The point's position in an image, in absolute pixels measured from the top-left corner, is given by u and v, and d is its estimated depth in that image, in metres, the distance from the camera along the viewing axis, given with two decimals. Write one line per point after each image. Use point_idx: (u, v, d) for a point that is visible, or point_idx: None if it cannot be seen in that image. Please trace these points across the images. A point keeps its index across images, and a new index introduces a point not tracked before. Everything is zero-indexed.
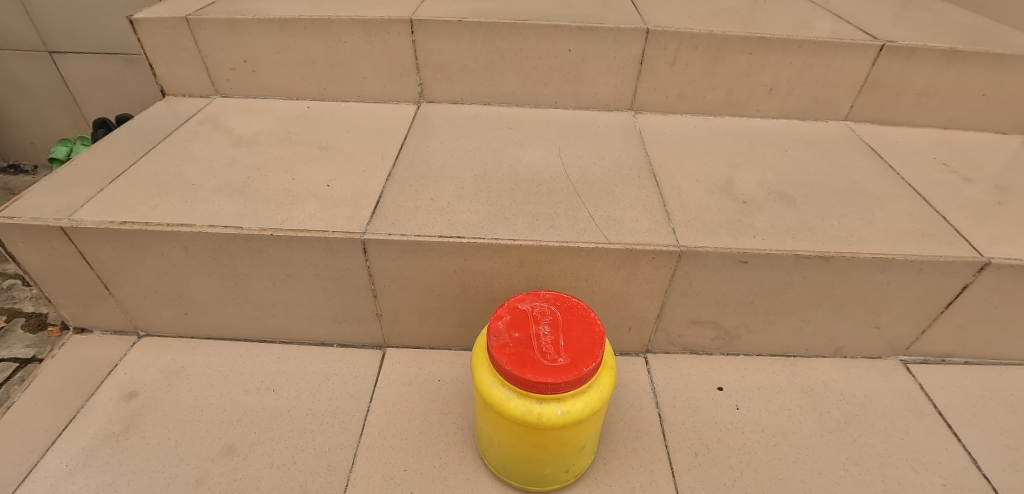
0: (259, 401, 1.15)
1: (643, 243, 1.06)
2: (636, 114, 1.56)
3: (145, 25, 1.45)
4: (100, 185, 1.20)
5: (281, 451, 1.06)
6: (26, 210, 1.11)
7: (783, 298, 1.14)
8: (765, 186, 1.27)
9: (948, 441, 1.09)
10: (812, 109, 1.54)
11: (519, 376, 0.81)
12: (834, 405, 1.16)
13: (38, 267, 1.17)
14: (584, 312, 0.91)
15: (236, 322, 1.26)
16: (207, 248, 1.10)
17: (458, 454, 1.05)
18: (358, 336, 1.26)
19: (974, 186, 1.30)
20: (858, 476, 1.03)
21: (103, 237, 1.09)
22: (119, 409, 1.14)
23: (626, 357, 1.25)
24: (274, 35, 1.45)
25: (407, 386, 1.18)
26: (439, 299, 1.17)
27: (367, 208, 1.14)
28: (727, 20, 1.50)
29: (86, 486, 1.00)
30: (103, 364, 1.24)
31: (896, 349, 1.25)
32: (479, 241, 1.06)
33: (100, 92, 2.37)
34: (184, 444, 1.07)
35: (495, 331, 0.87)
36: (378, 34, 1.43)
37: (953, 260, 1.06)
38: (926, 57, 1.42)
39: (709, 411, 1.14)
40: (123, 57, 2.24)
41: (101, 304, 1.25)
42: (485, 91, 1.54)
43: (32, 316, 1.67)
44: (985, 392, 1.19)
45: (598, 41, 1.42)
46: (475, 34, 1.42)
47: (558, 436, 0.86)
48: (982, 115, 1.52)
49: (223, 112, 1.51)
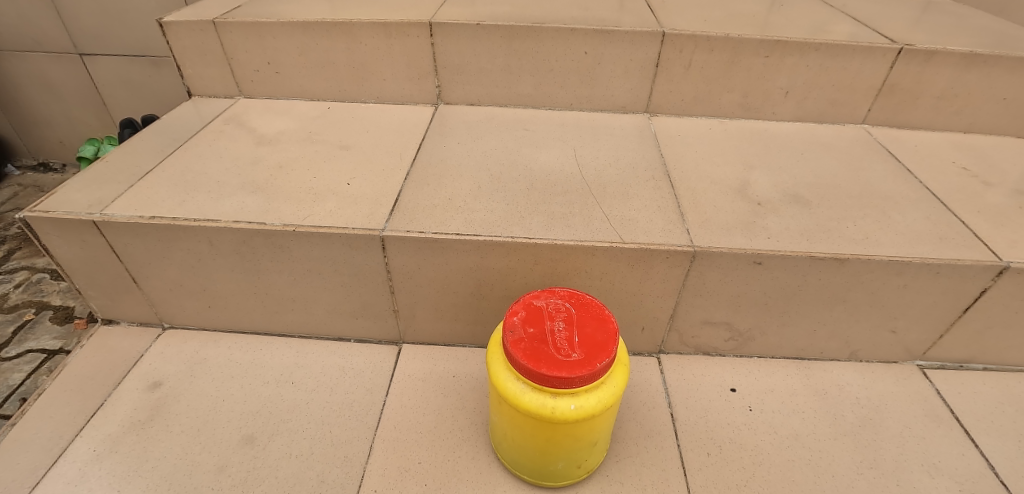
0: (278, 393, 1.18)
1: (658, 243, 1.07)
2: (652, 115, 1.57)
3: (174, 27, 1.50)
4: (129, 182, 1.25)
5: (299, 441, 1.09)
6: (60, 204, 1.16)
7: (798, 300, 1.14)
8: (780, 188, 1.27)
9: (965, 447, 1.08)
10: (828, 113, 1.53)
11: (534, 370, 0.82)
12: (848, 409, 1.15)
13: (69, 259, 1.21)
14: (598, 309, 0.92)
15: (257, 316, 1.29)
16: (231, 242, 1.13)
17: (471, 448, 1.07)
18: (375, 331, 1.28)
19: (994, 190, 1.28)
20: (873, 480, 1.03)
21: (131, 231, 1.14)
22: (143, 398, 1.18)
23: (638, 357, 1.26)
24: (297, 38, 1.49)
25: (422, 381, 1.20)
26: (455, 297, 1.19)
27: (387, 206, 1.16)
28: (744, 23, 1.51)
29: (111, 472, 1.04)
30: (129, 355, 1.28)
31: (913, 354, 1.23)
32: (495, 240, 1.08)
33: (128, 93, 2.45)
34: (205, 433, 1.10)
35: (510, 326, 0.89)
36: (398, 36, 1.46)
37: (971, 264, 1.05)
38: (944, 60, 1.42)
39: (721, 412, 1.14)
40: (150, 60, 2.32)
41: (128, 297, 1.29)
42: (501, 93, 1.56)
43: (59, 309, 1.76)
44: (1003, 399, 1.17)
45: (613, 43, 1.44)
46: (494, 37, 1.44)
47: (570, 431, 0.87)
48: (1003, 119, 1.50)
49: (246, 112, 1.56)
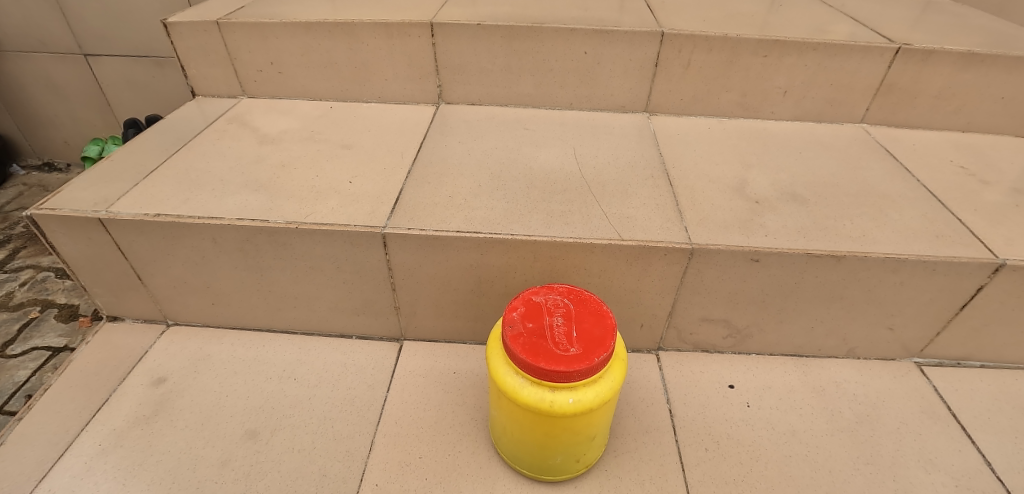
0: (281, 389, 1.19)
1: (656, 241, 1.08)
2: (651, 115, 1.58)
3: (178, 28, 1.51)
4: (134, 180, 1.26)
5: (302, 436, 1.10)
6: (67, 202, 1.18)
7: (795, 297, 1.15)
8: (778, 186, 1.28)
9: (961, 443, 1.09)
10: (827, 112, 1.54)
11: (532, 365, 0.83)
12: (846, 405, 1.16)
13: (75, 257, 1.23)
14: (596, 305, 0.93)
15: (260, 314, 1.31)
16: (235, 240, 1.15)
17: (472, 443, 1.08)
18: (376, 329, 1.30)
19: (991, 189, 1.29)
20: (869, 475, 1.04)
21: (137, 229, 1.15)
22: (148, 393, 1.19)
23: (637, 354, 1.27)
24: (300, 38, 1.50)
25: (423, 377, 1.21)
26: (456, 294, 1.20)
27: (388, 203, 1.18)
28: (742, 23, 1.52)
29: (116, 466, 1.05)
30: (134, 351, 1.30)
31: (910, 351, 1.24)
32: (495, 238, 1.09)
33: (132, 94, 2.47)
34: (209, 428, 1.12)
35: (509, 321, 0.90)
36: (399, 37, 1.47)
37: (967, 261, 1.06)
38: (942, 60, 1.42)
39: (719, 408, 1.15)
40: (154, 60, 2.34)
41: (133, 294, 1.31)
42: (502, 93, 1.58)
43: (64, 307, 1.78)
44: (1000, 396, 1.18)
45: (612, 43, 1.45)
46: (494, 37, 1.46)
47: (569, 425, 0.88)
48: (1001, 118, 1.51)
49: (249, 112, 1.57)
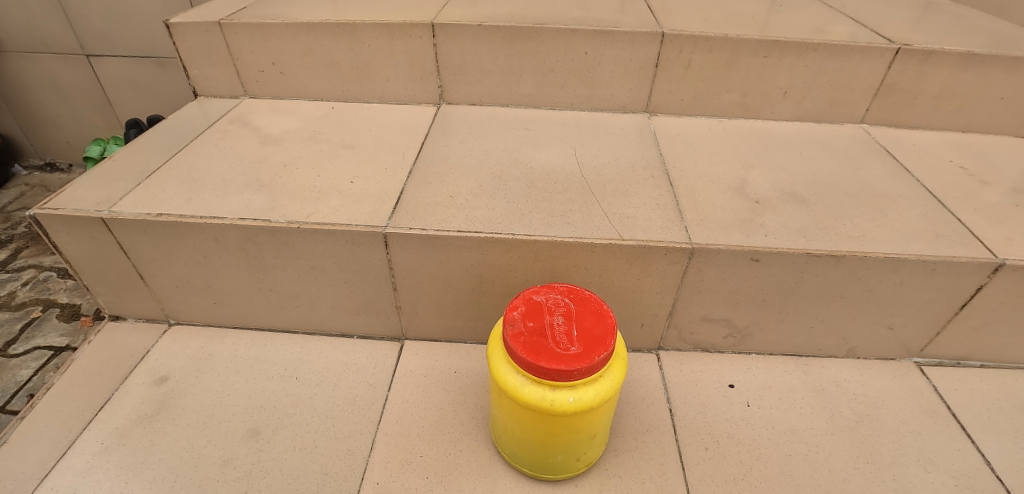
0: (282, 388, 1.20)
1: (656, 240, 1.08)
2: (652, 115, 1.58)
3: (180, 28, 1.52)
4: (136, 180, 1.27)
5: (303, 435, 1.10)
6: (70, 201, 1.18)
7: (795, 297, 1.15)
8: (778, 186, 1.28)
9: (961, 443, 1.09)
10: (827, 113, 1.54)
11: (533, 363, 0.84)
12: (846, 405, 1.16)
13: (78, 256, 1.24)
14: (596, 304, 0.94)
15: (261, 313, 1.31)
16: (237, 239, 1.15)
17: (472, 442, 1.08)
18: (377, 328, 1.30)
19: (990, 189, 1.29)
20: (869, 474, 1.04)
21: (139, 228, 1.16)
22: (150, 392, 1.20)
23: (638, 353, 1.27)
24: (301, 39, 1.51)
25: (424, 377, 1.21)
26: (457, 293, 1.20)
27: (389, 203, 1.18)
28: (743, 24, 1.52)
29: (118, 465, 1.05)
30: (136, 350, 1.30)
31: (910, 351, 1.25)
32: (495, 237, 1.09)
33: (133, 94, 2.48)
34: (211, 426, 1.12)
35: (510, 320, 0.90)
36: (401, 37, 1.48)
37: (966, 261, 1.07)
38: (942, 60, 1.43)
39: (720, 407, 1.15)
40: (156, 60, 2.35)
41: (135, 293, 1.31)
42: (502, 93, 1.58)
43: (65, 307, 1.79)
44: (1000, 396, 1.18)
45: (613, 44, 1.45)
46: (495, 38, 1.46)
47: (569, 424, 0.89)
48: (1001, 118, 1.51)
49: (251, 112, 1.58)
